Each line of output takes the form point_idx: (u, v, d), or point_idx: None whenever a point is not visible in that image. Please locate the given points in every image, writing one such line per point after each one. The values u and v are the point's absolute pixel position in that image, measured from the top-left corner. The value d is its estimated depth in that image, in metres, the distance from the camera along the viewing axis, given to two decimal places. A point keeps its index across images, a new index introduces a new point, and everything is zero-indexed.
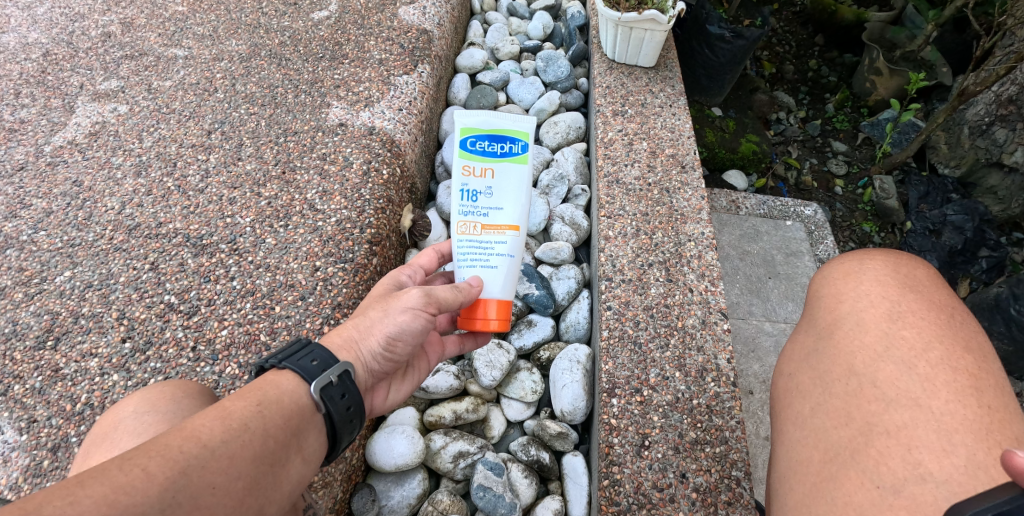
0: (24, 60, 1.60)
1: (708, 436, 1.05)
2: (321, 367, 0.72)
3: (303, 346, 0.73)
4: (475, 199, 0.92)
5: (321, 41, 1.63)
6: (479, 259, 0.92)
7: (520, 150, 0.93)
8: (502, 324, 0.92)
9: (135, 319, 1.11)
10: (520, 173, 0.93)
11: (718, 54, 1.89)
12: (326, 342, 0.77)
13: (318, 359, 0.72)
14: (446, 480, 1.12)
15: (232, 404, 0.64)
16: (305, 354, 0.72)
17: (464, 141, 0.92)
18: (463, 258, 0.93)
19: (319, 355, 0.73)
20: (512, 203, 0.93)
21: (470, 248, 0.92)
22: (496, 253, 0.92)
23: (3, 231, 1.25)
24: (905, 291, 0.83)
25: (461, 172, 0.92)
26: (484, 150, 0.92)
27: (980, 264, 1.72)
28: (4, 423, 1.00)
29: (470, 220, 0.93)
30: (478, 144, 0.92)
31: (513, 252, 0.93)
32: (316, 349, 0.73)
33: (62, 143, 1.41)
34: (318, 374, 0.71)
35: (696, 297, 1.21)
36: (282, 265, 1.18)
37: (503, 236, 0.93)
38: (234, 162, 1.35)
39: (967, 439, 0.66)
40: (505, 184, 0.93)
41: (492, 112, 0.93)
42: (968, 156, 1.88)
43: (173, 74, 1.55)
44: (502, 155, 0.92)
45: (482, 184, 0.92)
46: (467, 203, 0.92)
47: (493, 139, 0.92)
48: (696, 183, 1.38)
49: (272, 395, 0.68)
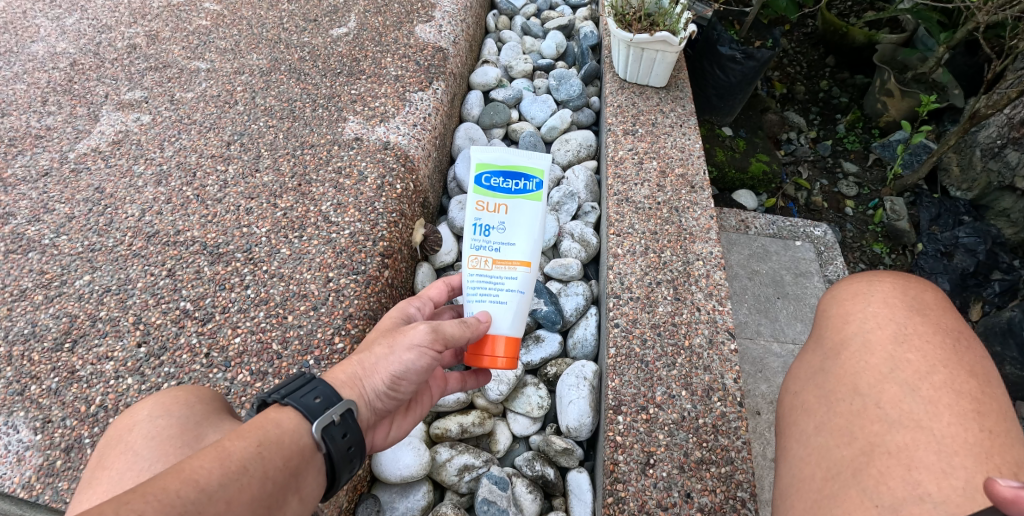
0: (51, 69, 1.65)
1: (713, 456, 1.05)
2: (324, 404, 0.74)
3: (308, 382, 0.75)
4: (488, 233, 0.94)
5: (339, 57, 1.67)
6: (489, 294, 0.93)
7: (534, 187, 0.95)
8: (509, 362, 0.93)
9: (151, 324, 1.14)
10: (533, 210, 0.95)
11: (729, 75, 1.91)
12: (329, 378, 0.79)
13: (321, 397, 0.74)
14: (451, 493, 1.13)
15: (232, 444, 0.64)
16: (308, 391, 0.74)
17: (479, 177, 0.94)
18: (472, 292, 0.94)
19: (322, 393, 0.75)
20: (524, 239, 0.95)
21: (480, 283, 0.94)
22: (507, 289, 0.94)
23: (26, 234, 1.28)
24: (913, 314, 0.83)
25: (475, 206, 0.94)
26: (499, 185, 0.94)
27: (993, 287, 1.73)
28: (20, 422, 1.03)
29: (481, 255, 0.95)
30: (492, 180, 0.94)
31: (524, 288, 0.95)
32: (319, 386, 0.75)
33: (85, 151, 1.45)
34: (320, 412, 0.73)
35: (704, 316, 1.21)
36: (296, 275, 1.20)
37: (514, 271, 0.94)
38: (251, 174, 1.38)
39: (967, 461, 0.67)
40: (518, 219, 0.94)
41: (507, 148, 0.95)
42: (980, 178, 1.88)
43: (196, 86, 1.60)
44: (516, 192, 0.94)
45: (496, 219, 0.94)
46: (479, 237, 0.94)
47: (507, 176, 0.94)
48: (706, 202, 1.39)
49: (273, 435, 0.68)
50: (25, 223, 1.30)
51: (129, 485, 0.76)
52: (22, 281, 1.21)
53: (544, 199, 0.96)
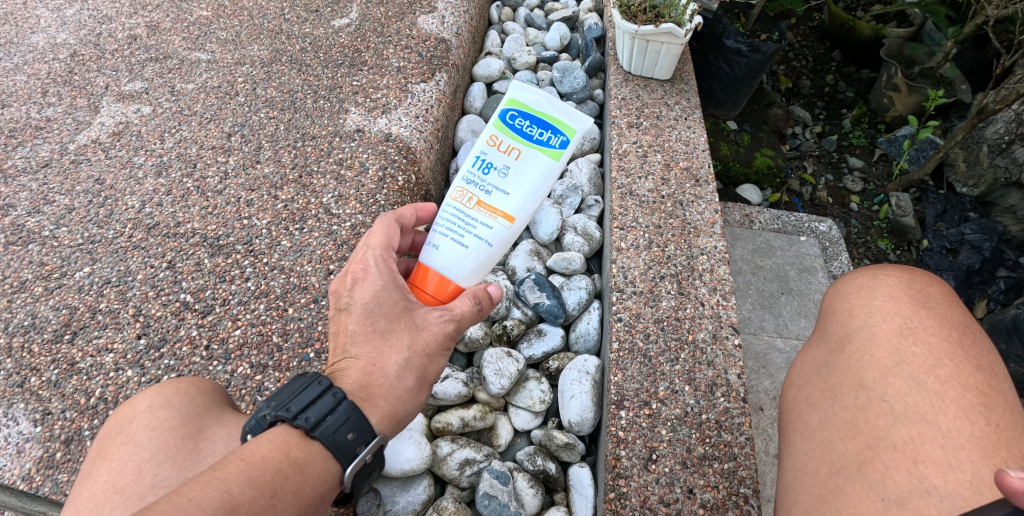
0: (52, 60, 1.64)
1: (717, 452, 1.04)
2: (356, 441, 0.72)
3: (340, 413, 0.71)
4: (487, 173, 0.88)
5: (340, 48, 1.66)
6: (456, 231, 0.87)
7: (557, 143, 0.87)
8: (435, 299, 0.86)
9: (151, 316, 1.13)
10: (544, 167, 0.87)
11: (733, 68, 1.90)
12: (354, 395, 0.75)
13: (353, 431, 0.72)
14: (451, 487, 1.12)
15: (243, 492, 0.62)
16: (342, 425, 0.71)
17: (505, 111, 0.88)
18: (442, 223, 0.89)
19: (355, 428, 0.71)
20: (520, 194, 0.87)
21: (453, 217, 0.88)
22: (475, 234, 0.87)
23: (26, 226, 1.28)
24: (918, 307, 0.82)
25: (487, 142, 0.89)
26: (521, 130, 0.87)
27: (998, 284, 1.71)
28: (20, 414, 1.02)
29: (469, 191, 0.89)
30: (517, 120, 0.87)
31: (495, 242, 0.88)
32: (352, 420, 0.72)
33: (86, 142, 1.44)
34: (352, 451, 0.71)
35: (708, 311, 1.20)
36: (297, 267, 1.19)
37: (493, 221, 0.87)
38: (252, 165, 1.37)
39: (974, 455, 0.66)
40: (524, 169, 0.87)
41: (548, 95, 0.88)
42: (987, 175, 1.86)
43: (196, 77, 1.58)
44: (534, 141, 0.87)
45: (502, 162, 0.88)
46: (477, 174, 0.89)
47: (534, 121, 0.87)
48: (710, 196, 1.38)
49: (293, 480, 0.66)
50: (25, 215, 1.29)
51: (129, 475, 0.76)
52: (22, 272, 1.20)
53: (563, 160, 0.88)
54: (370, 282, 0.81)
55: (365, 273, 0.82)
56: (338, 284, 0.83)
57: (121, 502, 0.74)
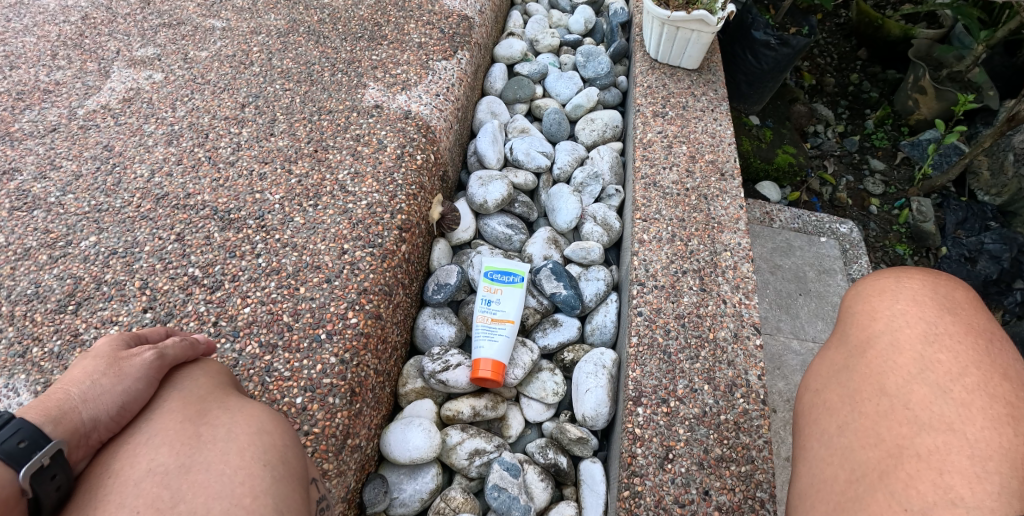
0: (63, 22, 1.59)
1: (733, 454, 1.01)
2: (31, 449, 0.59)
3: (5, 422, 0.58)
4: (489, 305, 1.20)
5: (360, 21, 1.61)
6: (486, 335, 1.15)
7: (519, 280, 1.25)
8: (493, 375, 1.11)
9: (158, 290, 1.10)
10: (518, 295, 1.23)
11: (761, 61, 1.84)
12: (31, 414, 0.63)
13: (27, 439, 0.59)
14: (458, 476, 1.09)
15: None
16: (8, 433, 0.58)
17: (488, 275, 1.24)
18: (476, 340, 1.15)
19: (30, 436, 0.59)
20: (511, 306, 1.21)
21: (481, 332, 1.16)
22: (498, 333, 1.16)
23: (31, 192, 1.24)
24: (944, 313, 0.78)
25: (483, 290, 1.23)
26: (500, 282, 1.24)
27: (1014, 295, 1.63)
28: (20, 385, 0.99)
29: (482, 312, 1.19)
30: (498, 276, 1.24)
31: (509, 331, 1.17)
32: (24, 428, 0.59)
33: (94, 107, 1.39)
34: (25, 459, 0.58)
35: (730, 309, 1.16)
36: (310, 245, 1.15)
37: (502, 323, 1.17)
38: (265, 138, 1.33)
39: (1003, 467, 0.62)
40: (509, 299, 1.22)
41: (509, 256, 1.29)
42: (1011, 184, 1.81)
43: (210, 45, 1.54)
44: (507, 282, 1.24)
45: (493, 297, 1.22)
46: (483, 306, 1.21)
47: (506, 273, 1.25)
48: (736, 191, 1.33)
49: None
50: (31, 180, 1.26)
51: (122, 460, 0.64)
52: (26, 239, 1.17)
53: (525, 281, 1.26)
54: (138, 357, 0.72)
55: (128, 351, 0.72)
56: (95, 366, 0.69)
57: (112, 488, 0.61)
